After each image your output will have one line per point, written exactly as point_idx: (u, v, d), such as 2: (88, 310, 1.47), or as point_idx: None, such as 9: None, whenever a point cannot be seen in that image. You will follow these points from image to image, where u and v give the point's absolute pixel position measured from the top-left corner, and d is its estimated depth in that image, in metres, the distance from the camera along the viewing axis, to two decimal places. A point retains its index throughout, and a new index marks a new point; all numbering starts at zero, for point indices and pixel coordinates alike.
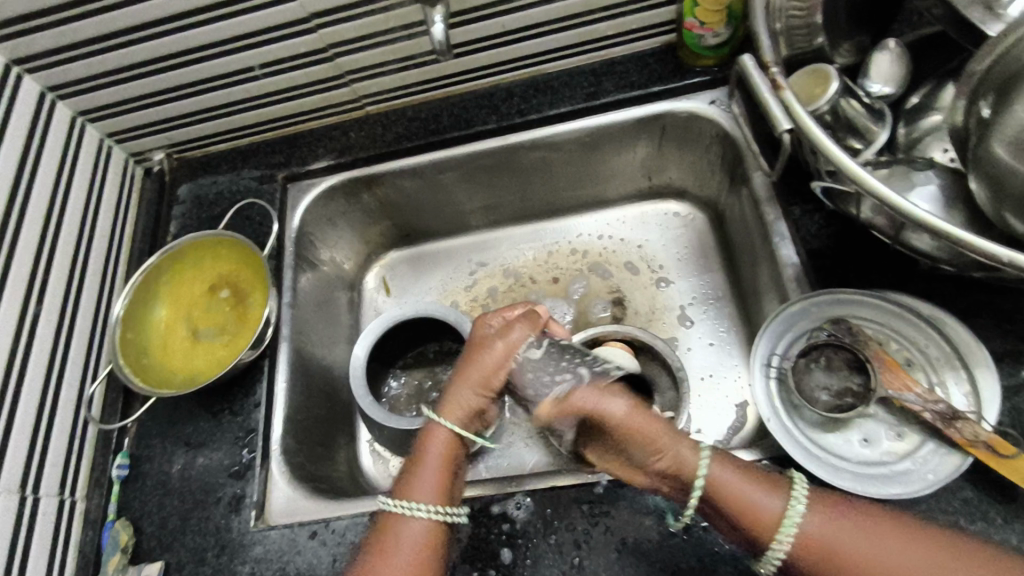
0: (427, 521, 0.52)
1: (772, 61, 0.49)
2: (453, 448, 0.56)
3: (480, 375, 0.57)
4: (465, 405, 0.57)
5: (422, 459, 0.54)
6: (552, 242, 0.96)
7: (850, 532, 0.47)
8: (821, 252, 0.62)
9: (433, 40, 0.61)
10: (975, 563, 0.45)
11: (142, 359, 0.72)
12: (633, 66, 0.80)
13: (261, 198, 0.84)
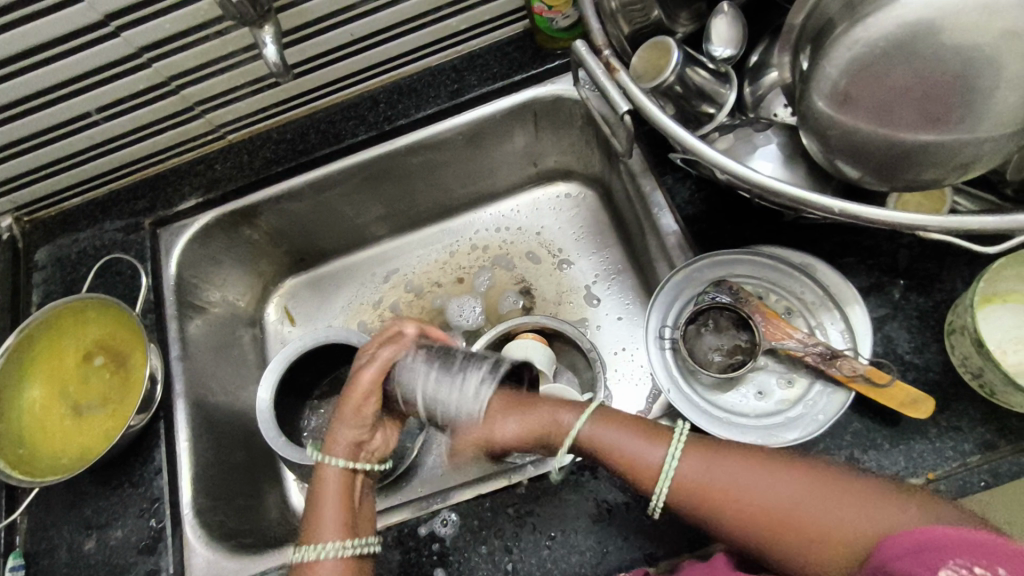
0: (340, 560, 0.51)
1: (604, 43, 0.53)
2: (347, 479, 0.54)
3: (354, 413, 0.55)
4: (349, 440, 0.55)
5: (320, 493, 0.54)
6: (451, 243, 0.94)
7: (724, 467, 0.49)
8: (698, 217, 0.64)
9: (269, 64, 0.59)
10: (839, 490, 0.47)
11: (19, 452, 0.66)
12: (493, 57, 0.79)
13: (130, 251, 0.78)
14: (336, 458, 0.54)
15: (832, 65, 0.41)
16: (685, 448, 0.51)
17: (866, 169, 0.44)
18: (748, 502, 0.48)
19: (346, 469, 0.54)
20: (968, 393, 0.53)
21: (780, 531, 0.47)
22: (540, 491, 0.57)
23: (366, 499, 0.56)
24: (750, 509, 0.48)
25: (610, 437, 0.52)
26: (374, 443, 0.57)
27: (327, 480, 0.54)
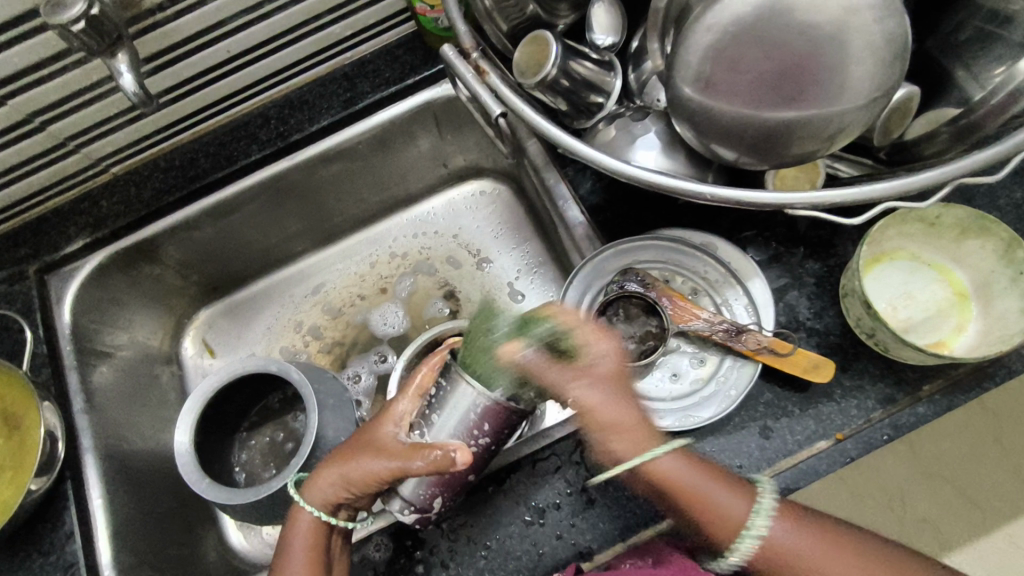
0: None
1: (472, 44, 0.51)
2: (319, 532, 0.53)
3: (352, 485, 0.52)
4: (334, 495, 0.52)
5: (291, 542, 0.52)
6: (370, 254, 0.92)
7: (811, 541, 0.47)
8: (601, 206, 0.65)
9: (128, 95, 0.58)
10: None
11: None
12: (383, 62, 0.76)
13: (15, 302, 0.72)
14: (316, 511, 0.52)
15: (687, 51, 0.41)
16: (776, 514, 0.47)
17: (740, 149, 0.44)
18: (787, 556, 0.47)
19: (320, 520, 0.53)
20: (866, 350, 0.55)
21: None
22: (470, 501, 0.57)
23: (340, 542, 0.54)
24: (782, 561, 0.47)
25: (692, 479, 0.48)
26: (359, 503, 0.54)
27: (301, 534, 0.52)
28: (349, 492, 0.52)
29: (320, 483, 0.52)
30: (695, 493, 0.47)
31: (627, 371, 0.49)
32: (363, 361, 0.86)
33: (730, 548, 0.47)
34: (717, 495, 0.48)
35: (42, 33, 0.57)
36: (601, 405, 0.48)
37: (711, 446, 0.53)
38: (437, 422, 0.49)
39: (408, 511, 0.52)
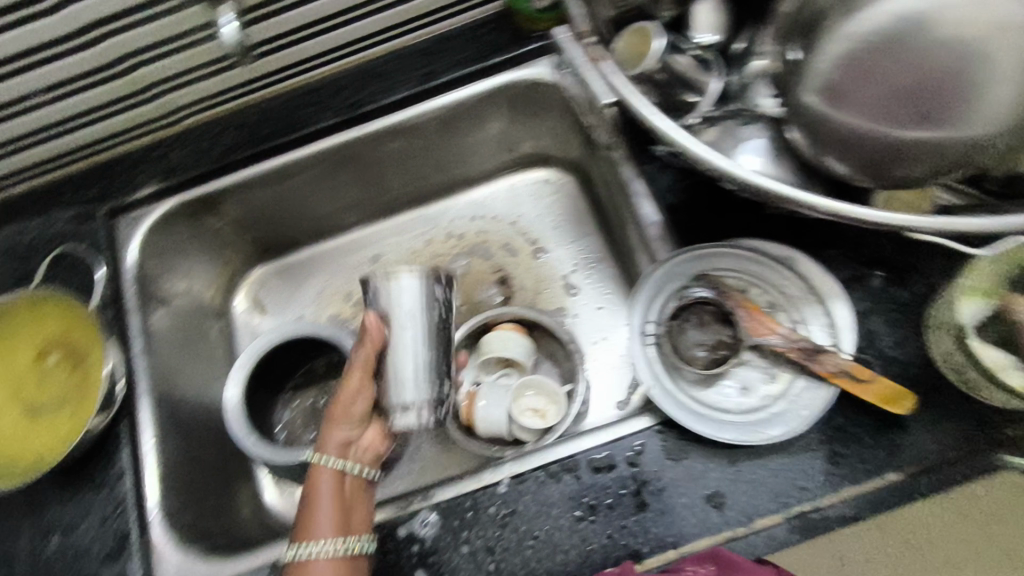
0: (334, 559, 0.52)
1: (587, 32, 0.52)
2: (339, 481, 0.57)
3: (351, 414, 0.58)
4: (340, 437, 0.58)
5: (314, 496, 0.56)
6: (426, 231, 0.92)
7: None
8: (680, 207, 0.63)
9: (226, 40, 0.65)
10: None
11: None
12: (468, 39, 0.75)
13: (84, 241, 0.73)
14: (328, 458, 0.57)
15: (823, 58, 0.40)
16: None
17: (853, 166, 0.43)
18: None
19: (338, 469, 0.57)
20: (948, 385, 0.53)
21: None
22: (521, 489, 0.57)
23: (358, 498, 0.58)
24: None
25: None
26: (365, 442, 0.60)
27: (323, 482, 0.56)
28: (352, 428, 0.58)
29: (328, 434, 0.58)
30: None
31: None
32: None
33: None
34: None
35: None
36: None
37: (775, 463, 0.53)
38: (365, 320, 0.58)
39: (419, 410, 0.56)
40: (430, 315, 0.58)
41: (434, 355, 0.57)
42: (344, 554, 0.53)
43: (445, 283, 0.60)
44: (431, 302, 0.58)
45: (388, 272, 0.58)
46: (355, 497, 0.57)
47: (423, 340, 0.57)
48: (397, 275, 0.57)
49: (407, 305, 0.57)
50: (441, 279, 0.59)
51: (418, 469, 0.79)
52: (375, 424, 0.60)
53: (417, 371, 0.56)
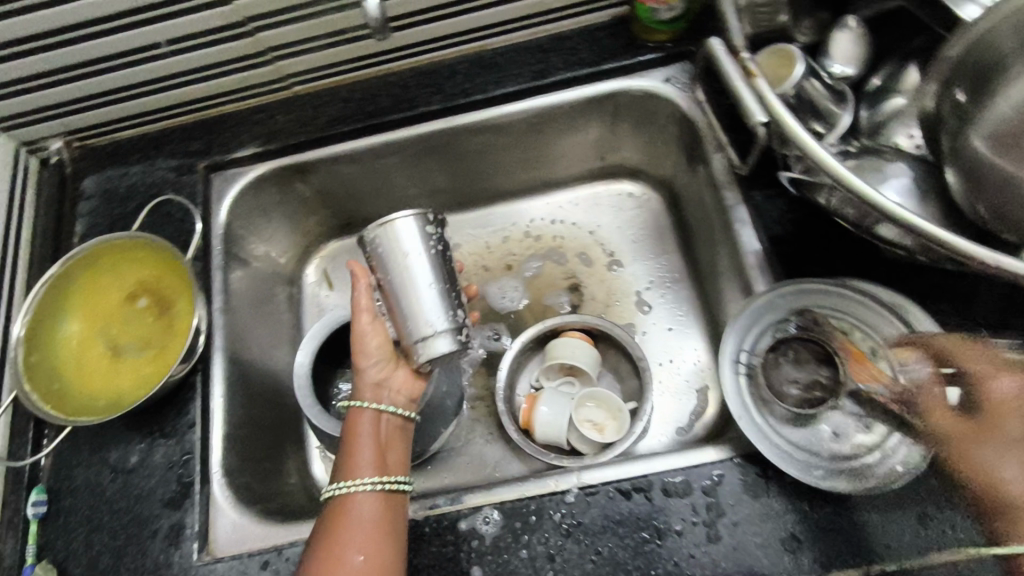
0: (376, 493, 0.52)
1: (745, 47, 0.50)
2: (378, 423, 0.56)
3: (374, 356, 0.58)
4: (370, 380, 0.58)
5: (354, 436, 0.56)
6: (503, 228, 0.92)
7: None
8: (784, 238, 0.62)
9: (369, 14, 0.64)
10: None
11: (52, 386, 0.62)
12: (582, 42, 0.75)
13: (181, 192, 0.75)
14: (365, 402, 0.57)
15: (1002, 102, 0.40)
16: None
17: (998, 221, 0.42)
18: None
19: (374, 412, 0.57)
20: None
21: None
22: (588, 501, 0.55)
23: (396, 441, 0.58)
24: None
25: None
26: (396, 384, 0.59)
27: (361, 427, 0.56)
28: (378, 370, 0.58)
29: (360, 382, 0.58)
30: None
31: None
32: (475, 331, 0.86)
33: None
34: None
35: None
36: (1010, 469, 0.43)
37: (860, 516, 0.51)
38: (365, 266, 0.60)
39: (442, 336, 0.56)
40: (429, 251, 0.58)
41: (440, 286, 0.57)
42: (385, 488, 0.53)
43: (439, 222, 0.60)
44: (427, 240, 0.58)
45: (381, 220, 0.58)
46: (391, 439, 0.57)
47: (427, 273, 0.57)
48: (389, 219, 0.57)
49: (404, 243, 0.57)
50: (434, 220, 0.60)
51: (468, 465, 0.78)
52: (401, 365, 0.60)
53: (428, 300, 0.56)
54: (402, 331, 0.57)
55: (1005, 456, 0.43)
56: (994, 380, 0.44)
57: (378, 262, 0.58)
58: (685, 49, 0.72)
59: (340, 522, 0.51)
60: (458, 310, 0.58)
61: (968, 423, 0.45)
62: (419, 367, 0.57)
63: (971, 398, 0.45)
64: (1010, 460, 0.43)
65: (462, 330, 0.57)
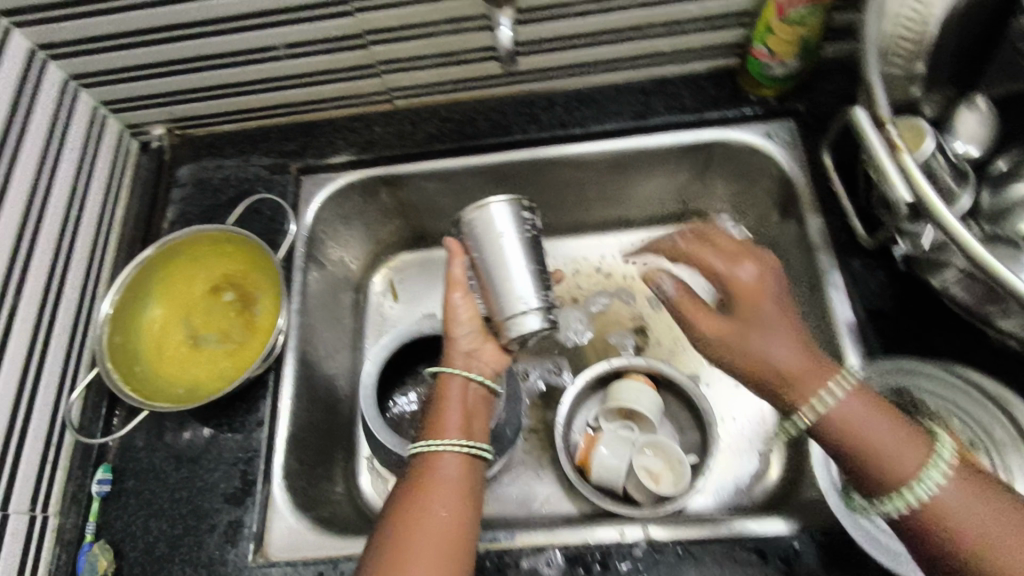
0: (459, 456, 0.53)
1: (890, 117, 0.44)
2: (466, 392, 0.57)
3: (466, 329, 0.59)
4: (462, 348, 0.59)
5: (444, 400, 0.56)
6: (574, 261, 0.91)
7: (868, 412, 0.47)
8: (884, 312, 0.61)
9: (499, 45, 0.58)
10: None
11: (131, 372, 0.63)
12: (685, 88, 0.74)
13: (273, 191, 0.76)
14: (455, 368, 0.57)
15: None
16: (852, 389, 0.48)
17: None
18: (996, 556, 0.41)
19: (463, 379, 0.57)
20: None
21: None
22: (654, 557, 0.55)
23: (482, 411, 0.58)
24: (973, 540, 0.42)
25: (858, 411, 0.47)
26: (485, 356, 0.60)
27: (451, 391, 0.56)
28: (469, 342, 0.59)
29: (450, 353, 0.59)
30: (881, 450, 0.46)
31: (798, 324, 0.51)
32: (535, 362, 0.86)
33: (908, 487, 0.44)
34: (873, 428, 0.46)
35: None
36: (766, 339, 0.50)
37: None
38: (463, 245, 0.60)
39: (531, 313, 0.58)
40: (521, 234, 0.61)
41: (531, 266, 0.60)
42: (468, 453, 0.53)
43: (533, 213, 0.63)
44: (521, 224, 0.61)
45: (477, 201, 0.61)
46: (477, 405, 0.57)
47: (519, 253, 0.60)
48: (486, 202, 0.60)
49: (499, 224, 0.60)
50: (527, 205, 0.63)
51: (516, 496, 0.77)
52: (489, 341, 0.60)
53: (521, 279, 0.59)
54: (494, 308, 0.59)
55: (767, 335, 0.50)
56: (739, 270, 0.54)
57: (474, 241, 0.61)
58: (791, 107, 0.72)
59: (426, 477, 0.52)
60: (547, 290, 0.60)
61: (724, 321, 0.52)
62: (509, 343, 0.59)
63: (732, 298, 0.53)
64: (764, 335, 0.50)
65: (550, 310, 0.60)
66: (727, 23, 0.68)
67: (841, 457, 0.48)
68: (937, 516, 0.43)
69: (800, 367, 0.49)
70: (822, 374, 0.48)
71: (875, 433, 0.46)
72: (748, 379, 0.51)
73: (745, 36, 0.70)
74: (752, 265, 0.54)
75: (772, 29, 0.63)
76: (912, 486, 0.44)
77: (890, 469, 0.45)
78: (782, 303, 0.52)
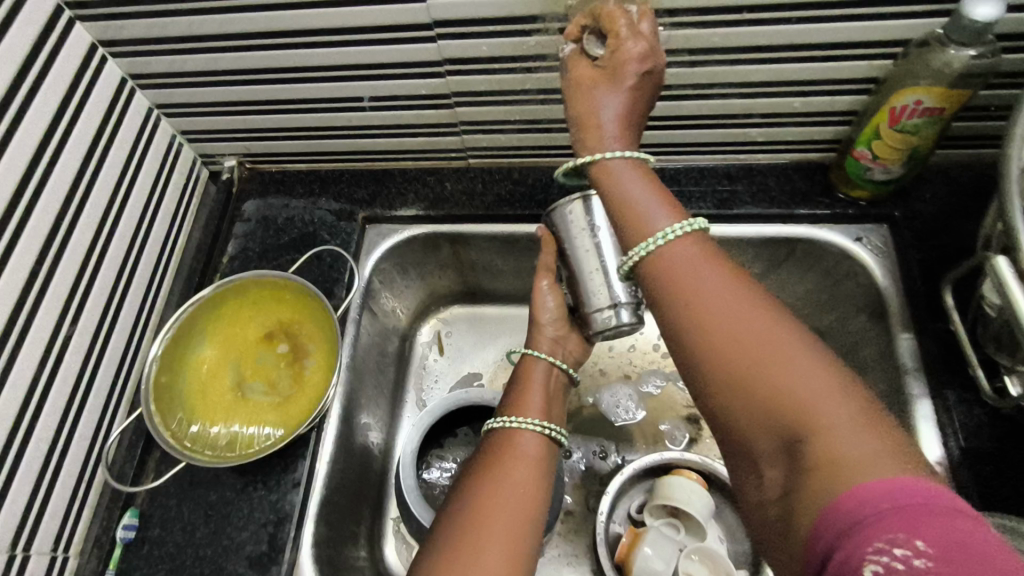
0: (539, 435, 0.59)
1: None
2: (548, 380, 0.64)
3: (552, 315, 0.66)
4: (548, 336, 0.66)
5: (528, 385, 0.63)
6: (630, 336, 0.87)
7: (698, 268, 0.43)
8: (981, 453, 0.57)
9: None
10: (805, 376, 0.38)
11: (183, 441, 0.60)
12: (773, 179, 0.71)
13: (336, 237, 0.74)
14: (540, 353, 0.65)
15: None
16: (686, 231, 0.45)
17: None
18: (726, 344, 0.40)
19: (548, 365, 0.65)
20: None
21: (721, 371, 0.40)
22: None
23: (560, 395, 0.65)
24: (710, 326, 0.41)
25: (641, 201, 0.48)
26: (569, 345, 0.67)
27: (534, 373, 0.64)
28: (555, 329, 0.66)
29: (537, 339, 0.66)
30: (639, 212, 0.47)
31: (630, 102, 0.51)
32: (580, 440, 0.82)
33: (637, 249, 0.46)
34: (654, 216, 0.47)
35: (524, 36, 0.59)
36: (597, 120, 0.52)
37: None
38: (551, 235, 0.66)
39: (619, 309, 0.60)
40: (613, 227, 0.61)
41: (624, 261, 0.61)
42: (546, 434, 0.59)
43: None
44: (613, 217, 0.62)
45: (567, 197, 0.63)
46: (557, 393, 0.64)
47: (611, 247, 0.61)
48: (575, 197, 0.62)
49: (589, 218, 0.62)
50: None
51: None
52: (573, 332, 0.67)
53: (608, 274, 0.61)
54: (581, 300, 0.63)
55: (603, 89, 0.52)
56: (627, 45, 0.51)
57: (564, 235, 0.64)
58: (885, 213, 0.68)
59: (508, 447, 0.57)
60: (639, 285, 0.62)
61: (592, 70, 0.53)
62: (591, 334, 0.64)
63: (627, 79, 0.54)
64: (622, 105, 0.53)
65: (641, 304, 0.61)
66: (827, 120, 0.65)
67: (610, 212, 0.50)
68: (668, 278, 0.44)
69: (608, 132, 0.51)
70: (618, 144, 0.51)
71: (633, 191, 0.48)
72: (575, 129, 0.53)
73: (846, 134, 0.66)
74: (641, 42, 0.51)
75: (880, 134, 0.60)
76: (653, 238, 0.45)
77: (659, 259, 0.45)
78: (642, 81, 0.51)
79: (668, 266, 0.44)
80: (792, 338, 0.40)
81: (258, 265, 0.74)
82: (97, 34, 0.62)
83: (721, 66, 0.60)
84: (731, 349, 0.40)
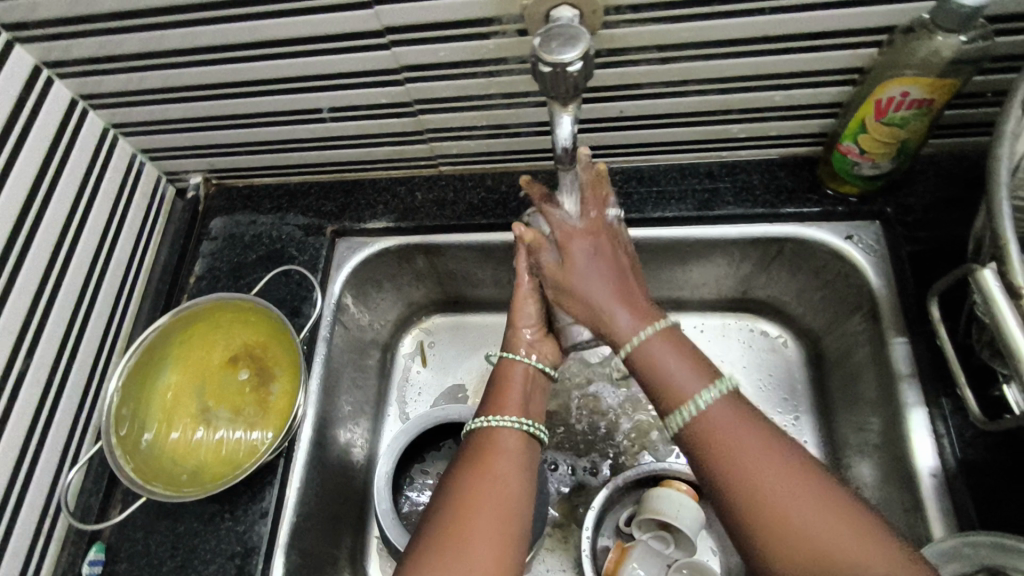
0: (517, 432, 0.54)
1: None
2: (529, 379, 0.59)
3: (532, 319, 0.62)
4: (525, 337, 0.61)
5: (507, 384, 0.58)
6: None
7: (738, 428, 0.47)
8: (976, 465, 0.54)
9: (556, 141, 0.53)
10: (854, 535, 0.42)
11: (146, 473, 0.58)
12: (756, 175, 0.67)
13: (305, 252, 0.72)
14: (518, 354, 0.60)
15: None
16: (715, 392, 0.48)
17: None
18: (793, 524, 0.43)
19: (525, 366, 0.60)
20: None
21: (771, 529, 0.43)
22: None
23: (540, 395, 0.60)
24: (750, 484, 0.45)
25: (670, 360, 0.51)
26: (546, 347, 0.62)
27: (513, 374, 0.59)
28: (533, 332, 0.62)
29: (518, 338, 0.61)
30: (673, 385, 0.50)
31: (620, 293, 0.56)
32: (568, 453, 0.79)
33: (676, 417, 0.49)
34: (678, 374, 0.50)
35: (482, 39, 0.56)
36: (617, 320, 0.55)
37: None
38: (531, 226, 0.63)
39: None
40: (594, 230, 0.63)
41: None
42: (525, 430, 0.55)
43: None
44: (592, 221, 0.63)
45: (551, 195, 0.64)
46: (536, 389, 0.60)
47: None
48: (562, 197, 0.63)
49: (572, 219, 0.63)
50: None
51: None
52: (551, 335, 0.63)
53: None
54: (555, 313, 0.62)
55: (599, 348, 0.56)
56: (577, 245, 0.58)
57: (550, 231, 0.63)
58: (876, 208, 0.64)
59: (484, 448, 0.53)
60: None
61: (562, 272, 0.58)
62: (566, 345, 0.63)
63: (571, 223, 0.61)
64: (583, 293, 0.56)
65: None
66: (810, 113, 0.61)
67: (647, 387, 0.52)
68: (706, 431, 0.47)
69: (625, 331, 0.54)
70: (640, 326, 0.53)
71: (666, 366, 0.51)
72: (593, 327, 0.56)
73: (832, 126, 0.62)
74: (590, 240, 0.58)
75: (866, 129, 0.56)
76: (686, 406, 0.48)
77: (707, 434, 0.47)
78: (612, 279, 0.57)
79: (711, 433, 0.47)
80: (832, 500, 0.43)
81: (227, 283, 0.72)
82: (41, 55, 0.60)
83: (694, 61, 0.57)
84: (789, 519, 0.43)
